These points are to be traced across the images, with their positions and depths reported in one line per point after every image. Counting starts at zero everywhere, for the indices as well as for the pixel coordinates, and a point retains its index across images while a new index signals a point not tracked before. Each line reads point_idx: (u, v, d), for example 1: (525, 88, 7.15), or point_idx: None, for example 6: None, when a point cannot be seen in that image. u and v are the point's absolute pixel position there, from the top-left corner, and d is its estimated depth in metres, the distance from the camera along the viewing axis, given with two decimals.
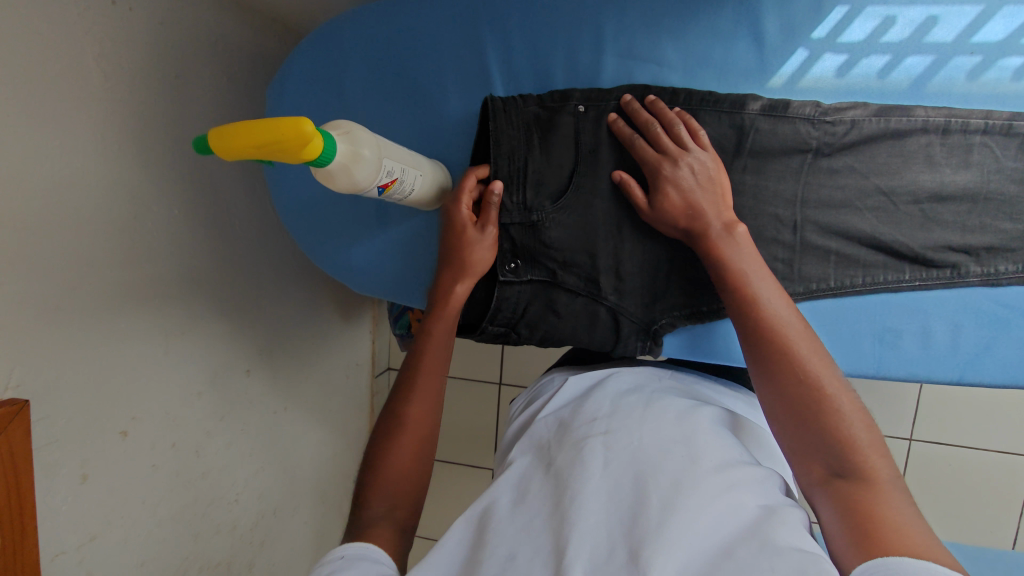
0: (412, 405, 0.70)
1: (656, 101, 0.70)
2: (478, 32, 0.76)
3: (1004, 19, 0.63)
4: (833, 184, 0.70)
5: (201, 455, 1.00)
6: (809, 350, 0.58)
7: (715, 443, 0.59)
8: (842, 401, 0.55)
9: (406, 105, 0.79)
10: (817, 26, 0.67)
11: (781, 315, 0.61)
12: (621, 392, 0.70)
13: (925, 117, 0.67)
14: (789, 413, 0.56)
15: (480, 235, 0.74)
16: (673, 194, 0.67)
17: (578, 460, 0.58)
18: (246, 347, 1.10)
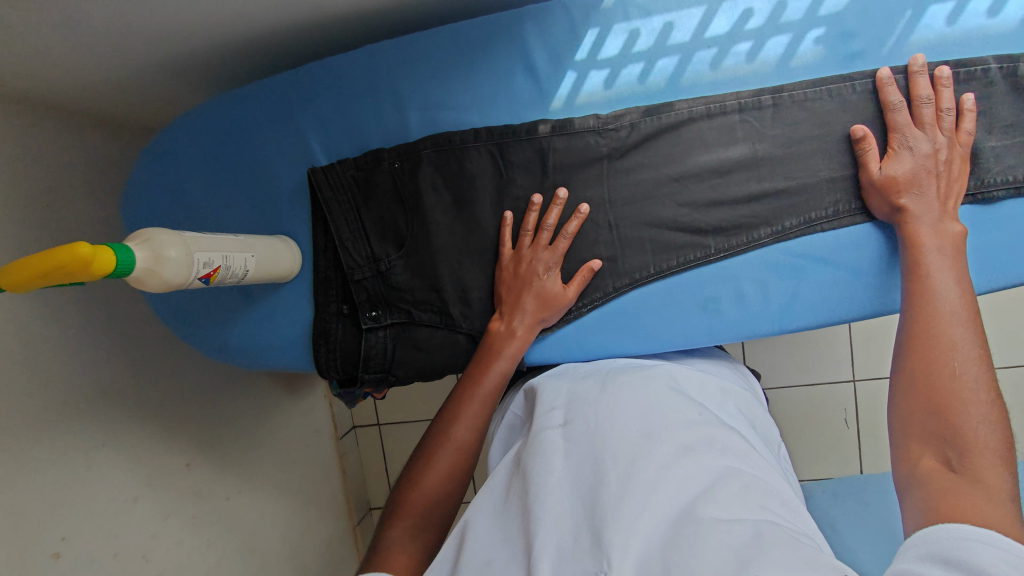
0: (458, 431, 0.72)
1: (943, 72, 0.67)
2: (294, 113, 0.83)
3: (725, 14, 0.72)
4: (633, 181, 0.78)
5: (151, 557, 1.01)
6: (964, 342, 0.60)
7: (672, 419, 0.64)
8: (969, 396, 0.57)
9: (246, 190, 0.85)
10: (577, 50, 0.76)
11: (947, 298, 0.63)
12: (573, 381, 0.75)
13: (687, 108, 0.74)
14: (911, 383, 0.61)
15: (540, 280, 0.77)
16: (906, 163, 0.67)
17: (540, 455, 0.62)
18: (180, 440, 1.12)
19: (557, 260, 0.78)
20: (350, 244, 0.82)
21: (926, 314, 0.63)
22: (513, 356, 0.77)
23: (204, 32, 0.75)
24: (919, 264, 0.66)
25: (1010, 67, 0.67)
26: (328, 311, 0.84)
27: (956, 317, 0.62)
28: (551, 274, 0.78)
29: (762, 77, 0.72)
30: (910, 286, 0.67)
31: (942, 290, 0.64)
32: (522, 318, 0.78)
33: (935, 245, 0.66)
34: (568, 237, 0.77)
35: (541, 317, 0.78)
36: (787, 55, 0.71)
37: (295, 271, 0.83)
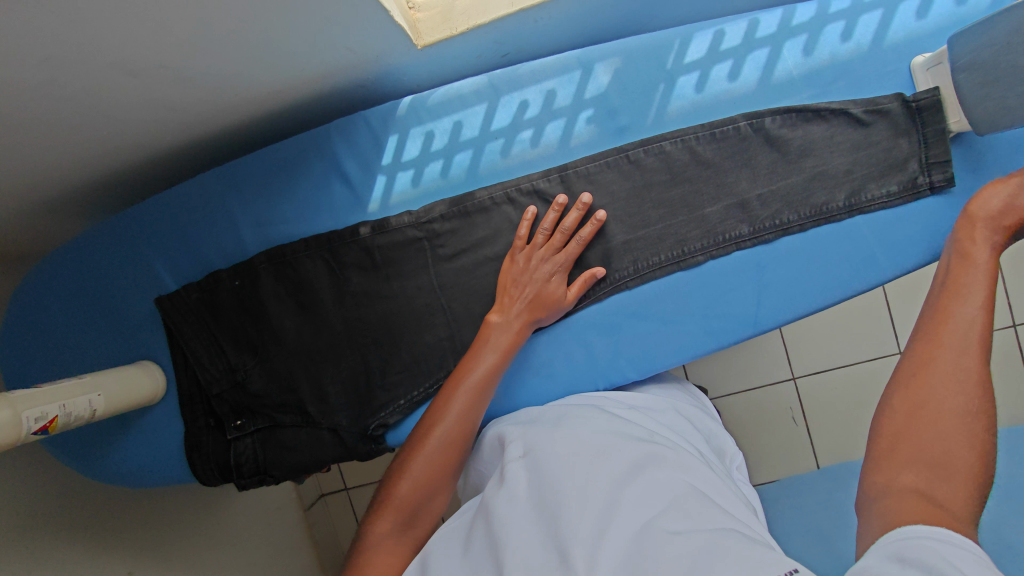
0: (449, 418, 0.73)
1: None
2: (140, 245, 0.88)
3: (504, 109, 0.79)
4: (455, 266, 0.83)
5: None
6: (971, 368, 0.58)
7: (622, 439, 0.66)
8: (964, 420, 0.55)
9: (108, 322, 0.88)
10: (382, 156, 0.82)
11: (967, 318, 0.61)
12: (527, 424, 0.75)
13: (488, 196, 0.80)
14: (912, 405, 0.58)
15: (551, 270, 0.77)
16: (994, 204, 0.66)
17: (502, 491, 0.63)
18: (120, 547, 1.05)
19: (563, 263, 0.77)
20: (205, 360, 0.86)
21: (931, 336, 0.61)
22: (504, 347, 0.76)
23: (33, 193, 0.81)
24: (956, 280, 0.64)
25: (758, 121, 0.73)
26: (197, 425, 0.88)
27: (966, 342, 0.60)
28: (556, 277, 0.77)
29: (547, 158, 0.79)
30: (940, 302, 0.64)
31: (964, 308, 0.61)
32: (519, 313, 0.77)
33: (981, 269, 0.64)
34: (580, 241, 0.77)
35: (534, 318, 0.77)
36: (565, 136, 0.78)
37: (159, 393, 0.87)
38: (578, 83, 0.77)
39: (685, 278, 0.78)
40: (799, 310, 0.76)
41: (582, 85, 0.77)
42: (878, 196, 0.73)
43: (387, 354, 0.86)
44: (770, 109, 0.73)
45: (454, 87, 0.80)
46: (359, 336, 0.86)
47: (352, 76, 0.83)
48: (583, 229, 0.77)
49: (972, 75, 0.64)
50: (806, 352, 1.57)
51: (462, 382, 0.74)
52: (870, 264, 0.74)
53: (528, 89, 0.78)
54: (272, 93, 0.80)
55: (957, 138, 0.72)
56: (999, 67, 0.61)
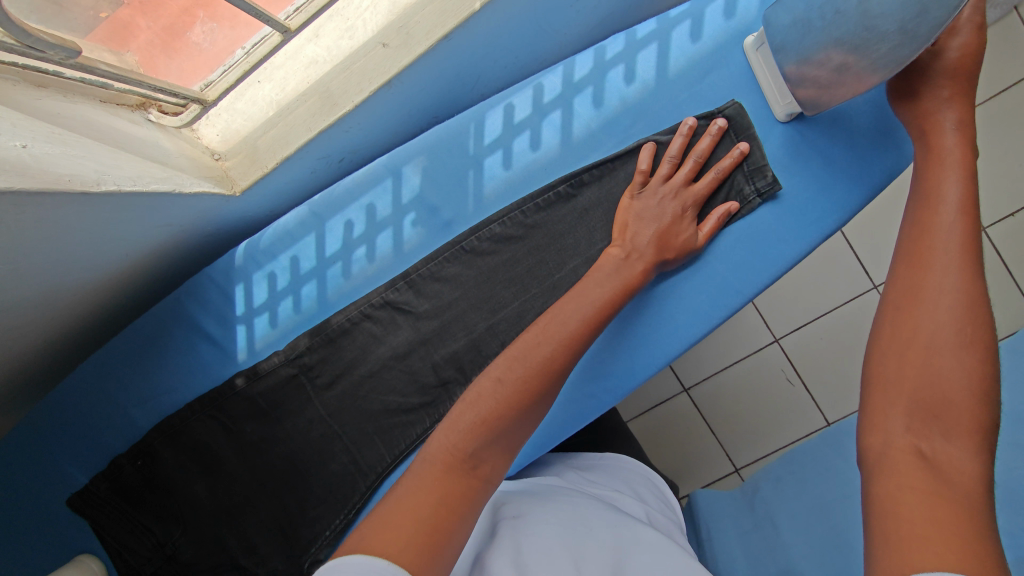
0: (541, 333, 0.60)
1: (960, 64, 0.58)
2: (46, 453, 0.90)
3: (332, 233, 0.78)
4: (337, 391, 0.83)
5: None
6: (950, 286, 0.50)
7: (616, 515, 0.67)
8: (953, 345, 0.48)
9: (33, 535, 0.89)
10: (235, 308, 0.82)
11: (949, 222, 0.54)
12: (518, 496, 0.71)
13: (344, 318, 0.80)
14: (893, 339, 0.51)
15: (682, 204, 0.67)
16: (958, 45, 0.58)
17: (503, 547, 0.59)
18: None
19: (693, 200, 0.68)
20: (133, 544, 0.87)
21: (913, 262, 0.54)
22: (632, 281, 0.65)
23: None
24: (926, 181, 0.57)
25: (576, 180, 0.72)
26: None
27: (953, 257, 0.52)
28: (687, 214, 0.67)
29: (388, 268, 0.78)
30: (916, 218, 0.56)
31: (944, 209, 0.54)
32: (643, 250, 0.66)
33: (958, 174, 0.56)
34: (716, 172, 0.67)
35: (661, 258, 0.66)
36: (397, 243, 0.77)
37: None
38: (393, 190, 0.76)
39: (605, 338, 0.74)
40: (675, 349, 0.72)
41: (398, 191, 0.76)
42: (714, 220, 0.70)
43: (299, 491, 0.85)
44: (582, 166, 0.71)
45: (281, 223, 0.80)
46: (269, 481, 0.86)
47: (192, 241, 0.84)
48: (708, 153, 0.67)
49: (787, 55, 0.61)
50: (770, 317, 1.44)
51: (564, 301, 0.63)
52: (726, 288, 0.71)
53: (349, 209, 0.78)
54: (117, 286, 0.81)
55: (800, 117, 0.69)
56: (811, 45, 0.58)
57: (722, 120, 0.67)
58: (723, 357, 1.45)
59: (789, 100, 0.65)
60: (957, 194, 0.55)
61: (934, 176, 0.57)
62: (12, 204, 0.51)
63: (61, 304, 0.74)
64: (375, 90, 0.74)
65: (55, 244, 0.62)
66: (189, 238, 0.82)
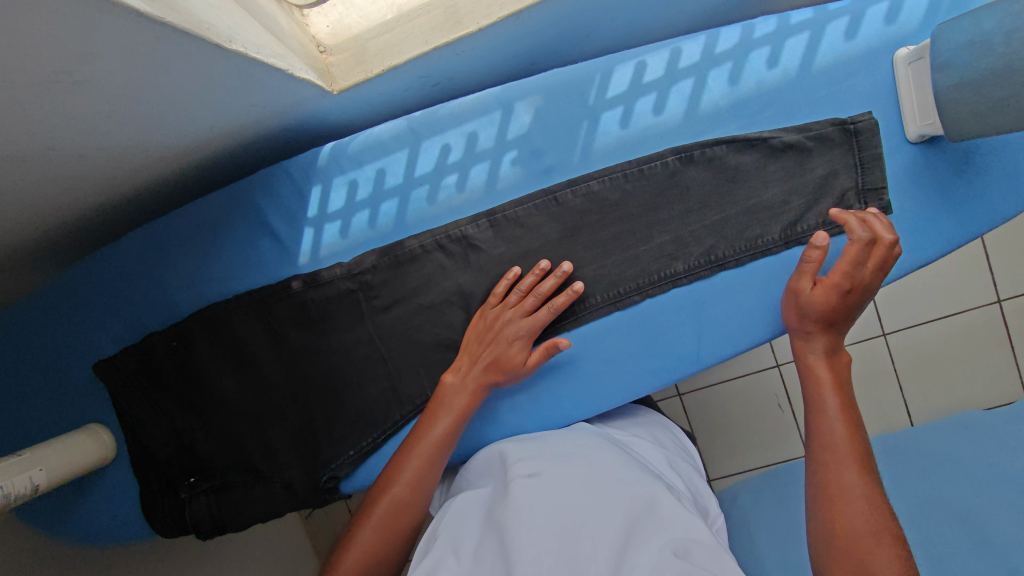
0: (427, 440, 0.71)
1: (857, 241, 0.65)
2: (75, 314, 0.87)
3: (426, 153, 0.76)
4: (391, 316, 0.81)
5: None
6: (851, 481, 0.57)
7: (639, 468, 0.66)
8: (870, 536, 0.53)
9: (46, 395, 0.88)
10: (307, 208, 0.80)
11: (835, 424, 0.61)
12: (529, 445, 0.72)
13: (418, 243, 0.78)
14: (825, 537, 0.55)
15: (506, 344, 0.73)
16: (819, 296, 0.65)
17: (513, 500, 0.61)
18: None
19: (527, 330, 0.73)
20: (153, 424, 0.86)
21: (825, 456, 0.60)
22: (459, 412, 0.72)
23: None
24: (817, 395, 0.64)
25: (686, 155, 0.70)
26: (149, 488, 0.88)
27: (849, 451, 0.59)
28: (519, 342, 0.73)
29: (474, 203, 0.76)
30: (808, 423, 0.63)
31: (829, 419, 0.62)
32: (477, 377, 0.73)
33: (831, 391, 0.63)
34: (552, 308, 0.72)
35: (493, 380, 0.73)
36: (491, 179, 0.75)
37: (104, 451, 0.86)
38: (499, 124, 0.74)
39: (671, 298, 0.74)
40: (744, 342, 0.74)
41: (504, 126, 0.74)
42: (814, 226, 0.70)
43: (330, 408, 0.84)
44: (696, 143, 0.70)
45: (375, 133, 0.77)
46: (301, 394, 0.85)
47: (274, 128, 0.80)
48: (531, 302, 0.73)
49: (948, 74, 0.59)
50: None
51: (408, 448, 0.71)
52: None
53: (449, 132, 0.75)
54: (189, 156, 0.77)
55: (930, 141, 0.68)
56: (981, 69, 0.56)
57: (568, 261, 0.73)
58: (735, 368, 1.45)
59: (925, 125, 0.65)
60: (837, 409, 0.62)
61: (816, 401, 0.64)
62: (153, 36, 0.48)
63: (127, 163, 0.71)
64: (506, 17, 0.71)
65: (159, 95, 0.59)
66: (267, 127, 0.79)
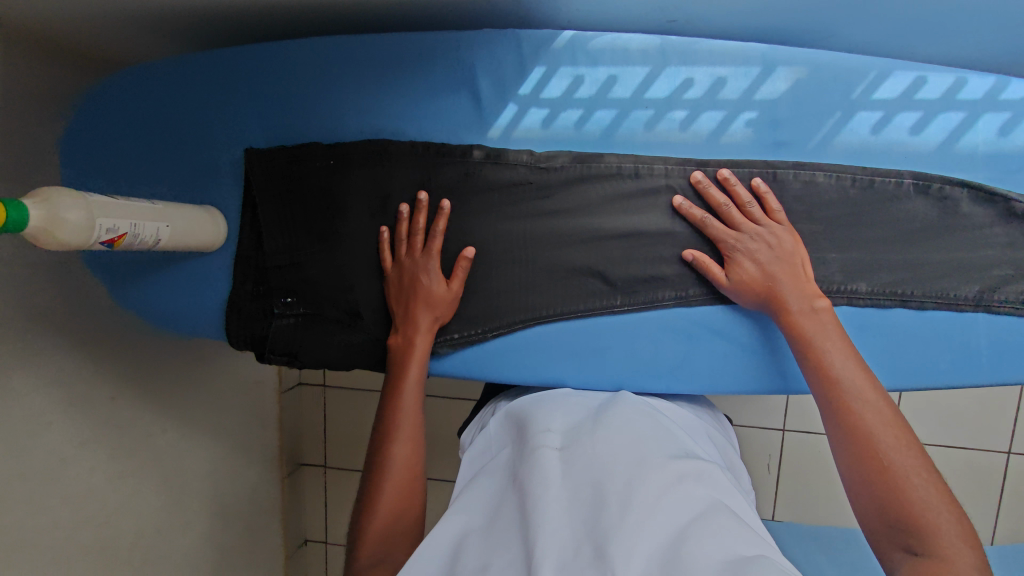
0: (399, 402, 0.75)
1: (760, 185, 0.71)
2: (238, 94, 0.83)
3: (667, 79, 0.73)
4: (554, 223, 0.78)
5: (96, 498, 1.06)
6: (892, 437, 0.59)
7: (669, 445, 0.65)
8: (918, 487, 0.56)
9: (183, 161, 0.86)
10: (522, 85, 0.77)
11: (854, 380, 0.63)
12: (560, 414, 0.73)
13: (617, 163, 0.75)
14: (881, 503, 0.57)
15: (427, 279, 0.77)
16: (748, 264, 0.70)
17: (535, 470, 0.61)
18: (112, 370, 1.11)
19: (435, 260, 0.77)
20: (275, 230, 0.83)
21: (848, 417, 0.62)
22: (414, 365, 0.77)
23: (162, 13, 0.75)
24: (809, 340, 0.67)
25: (925, 185, 0.69)
26: (243, 290, 0.86)
27: (880, 411, 0.61)
28: (432, 270, 0.77)
29: (692, 146, 0.74)
30: (821, 380, 0.65)
31: (845, 376, 0.63)
32: (421, 322, 0.77)
33: (817, 334, 0.66)
34: (438, 235, 0.77)
35: (433, 317, 0.78)
36: (718, 130, 0.73)
37: (217, 244, 0.84)
38: (753, 80, 0.71)
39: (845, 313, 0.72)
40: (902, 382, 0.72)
41: (757, 83, 0.71)
42: (1011, 299, 0.70)
43: None
44: (940, 176, 0.69)
45: (625, 39, 0.74)
46: None
47: None
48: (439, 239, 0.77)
49: None
50: None
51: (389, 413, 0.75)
52: (972, 364, 0.72)
53: (698, 68, 0.72)
54: None
55: None
56: None
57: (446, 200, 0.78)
58: (762, 418, 1.44)
59: None
60: (850, 369, 0.64)
61: (825, 355, 0.65)
62: None
63: None
64: None
65: None
66: (505, 3, 0.73)
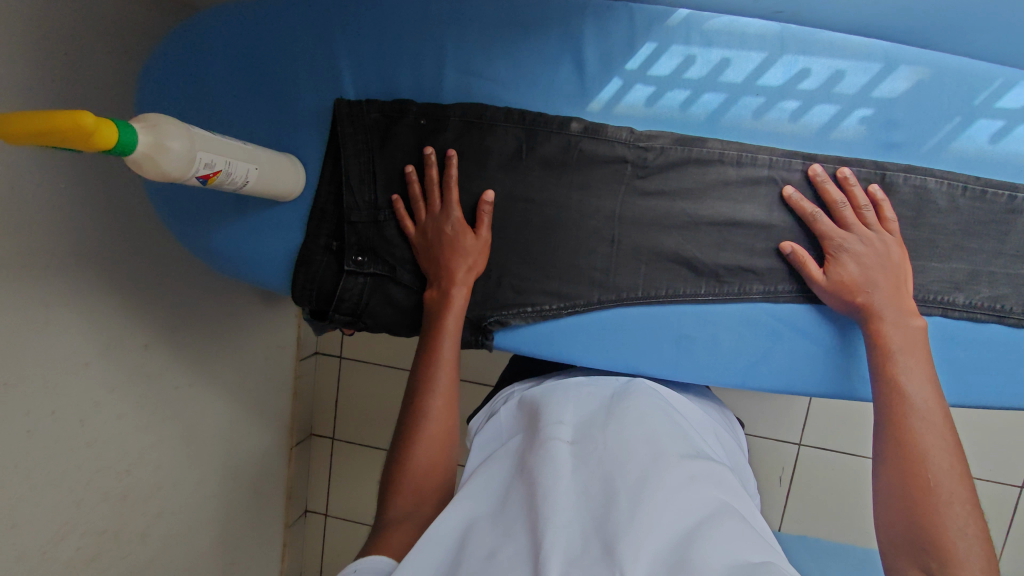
0: (444, 349, 0.74)
1: (877, 191, 0.70)
2: (332, 41, 0.80)
3: (782, 67, 0.71)
4: (646, 205, 0.77)
5: (121, 446, 0.99)
6: (940, 460, 0.58)
7: (682, 441, 0.62)
8: (952, 515, 0.55)
9: (264, 105, 0.83)
10: (629, 59, 0.74)
11: (921, 400, 0.62)
12: (570, 397, 0.68)
13: (720, 149, 0.74)
14: (905, 518, 0.57)
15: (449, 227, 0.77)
16: (852, 266, 0.68)
17: (543, 460, 0.57)
18: (146, 318, 1.01)
19: (454, 208, 0.77)
20: (358, 186, 0.82)
21: (893, 432, 0.61)
22: (454, 314, 0.75)
23: None
24: (891, 353, 0.65)
25: None
26: (316, 242, 0.84)
27: (940, 435, 0.59)
28: (453, 216, 0.77)
29: (800, 138, 0.72)
30: (887, 392, 0.63)
31: (911, 393, 0.62)
32: (455, 270, 0.76)
33: (898, 348, 0.65)
34: (453, 183, 0.77)
35: (462, 263, 0.76)
36: (829, 126, 0.71)
37: (294, 193, 0.82)
38: (873, 76, 0.70)
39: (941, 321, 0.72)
40: (988, 398, 0.73)
41: (877, 80, 0.69)
42: None
43: (533, 260, 0.80)
44: None
45: (743, 22, 0.72)
46: (513, 234, 0.80)
47: None
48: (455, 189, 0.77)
49: None
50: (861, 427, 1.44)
51: (427, 362, 0.73)
52: None
53: (818, 59, 0.70)
54: None
55: None
56: None
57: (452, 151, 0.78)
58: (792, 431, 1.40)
59: None
60: (921, 389, 0.62)
61: (905, 367, 0.64)
62: None
63: None
64: None
65: None
66: None
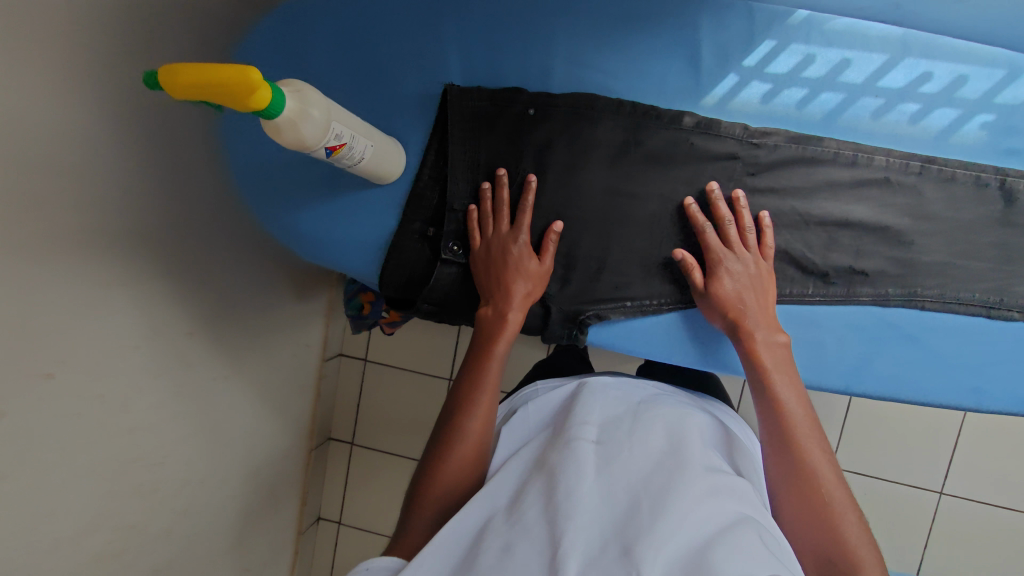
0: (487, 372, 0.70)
1: (764, 217, 0.75)
2: (439, 26, 0.80)
3: (904, 70, 0.72)
4: (754, 202, 0.76)
5: (157, 437, 0.88)
6: (824, 468, 0.59)
7: (709, 453, 0.59)
8: (848, 522, 0.56)
9: (364, 87, 0.82)
10: (747, 55, 0.74)
11: (795, 412, 0.63)
12: (606, 401, 0.66)
13: (835, 148, 0.74)
14: (807, 527, 0.57)
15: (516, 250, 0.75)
16: (728, 282, 0.71)
17: (568, 459, 0.56)
18: (197, 301, 0.91)
19: (521, 232, 0.76)
20: (461, 172, 0.80)
21: (780, 447, 0.62)
22: (505, 341, 0.72)
23: None
24: (765, 366, 0.67)
25: None
26: (411, 228, 0.83)
27: (820, 448, 0.61)
28: (520, 240, 0.75)
29: (920, 141, 0.73)
30: (766, 403, 0.65)
31: (788, 406, 0.64)
32: (514, 295, 0.74)
33: (773, 363, 0.67)
34: (525, 208, 0.76)
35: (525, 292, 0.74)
36: (949, 130, 0.73)
37: (394, 177, 0.81)
38: (995, 82, 0.71)
39: None
40: None
41: (998, 87, 0.71)
42: None
43: (634, 254, 0.79)
44: None
45: (866, 24, 0.72)
46: (614, 227, 0.79)
47: None
48: (527, 214, 0.76)
49: None
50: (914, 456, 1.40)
51: (472, 381, 0.69)
52: None
53: (941, 64, 0.71)
54: None
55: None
56: None
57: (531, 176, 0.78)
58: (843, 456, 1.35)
59: None
60: (795, 400, 0.64)
61: (787, 383, 0.66)
62: None
63: None
64: None
65: None
66: None
